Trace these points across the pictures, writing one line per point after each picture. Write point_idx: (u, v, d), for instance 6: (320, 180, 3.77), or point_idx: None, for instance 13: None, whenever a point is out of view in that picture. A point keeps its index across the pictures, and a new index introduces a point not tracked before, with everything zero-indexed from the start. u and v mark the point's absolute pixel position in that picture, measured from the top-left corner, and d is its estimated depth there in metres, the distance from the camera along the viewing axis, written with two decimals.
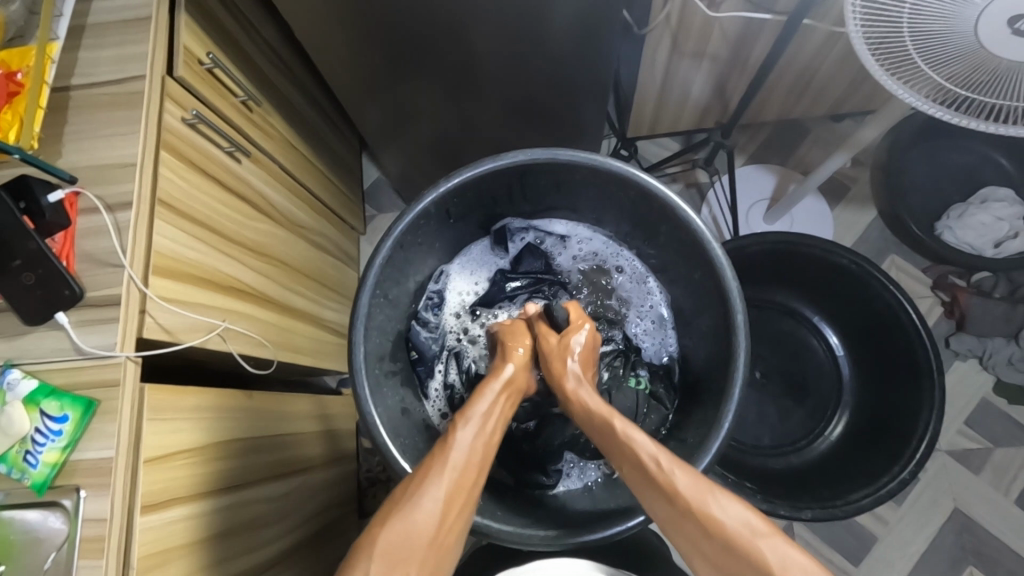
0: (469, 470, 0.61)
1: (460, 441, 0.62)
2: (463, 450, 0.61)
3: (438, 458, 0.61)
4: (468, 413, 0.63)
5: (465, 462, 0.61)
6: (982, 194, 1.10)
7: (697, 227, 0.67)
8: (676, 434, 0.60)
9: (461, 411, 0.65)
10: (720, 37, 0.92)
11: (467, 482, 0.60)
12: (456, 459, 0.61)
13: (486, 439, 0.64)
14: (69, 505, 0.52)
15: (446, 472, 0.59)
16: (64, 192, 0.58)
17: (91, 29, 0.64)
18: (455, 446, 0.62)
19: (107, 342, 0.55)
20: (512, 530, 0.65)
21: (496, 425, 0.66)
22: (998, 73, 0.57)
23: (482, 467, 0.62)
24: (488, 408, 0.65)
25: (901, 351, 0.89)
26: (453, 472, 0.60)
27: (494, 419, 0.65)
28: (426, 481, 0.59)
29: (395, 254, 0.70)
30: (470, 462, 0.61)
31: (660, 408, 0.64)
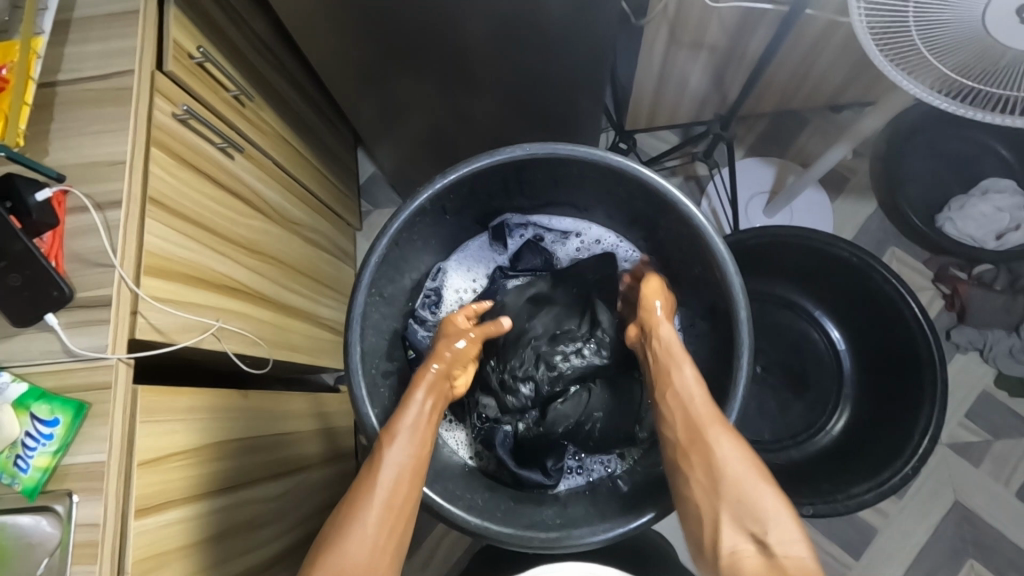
0: (399, 491, 0.62)
1: (388, 460, 0.62)
2: (392, 470, 0.62)
3: (365, 483, 0.62)
4: (393, 433, 0.62)
5: (392, 483, 0.61)
6: (982, 184, 1.09)
7: (698, 222, 0.66)
8: (732, 450, 0.61)
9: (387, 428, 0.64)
10: (719, 27, 0.91)
11: (398, 503, 0.61)
12: (382, 482, 0.61)
13: (412, 452, 0.63)
14: (61, 510, 0.51)
15: (372, 499, 0.60)
16: (51, 191, 0.56)
17: (77, 23, 0.63)
18: (381, 469, 0.62)
19: (98, 343, 0.54)
20: (512, 533, 0.64)
21: (423, 434, 0.65)
22: (1002, 62, 0.56)
23: (413, 478, 0.63)
24: (415, 419, 0.65)
25: (903, 344, 0.88)
26: (381, 497, 0.61)
27: (422, 429, 0.65)
28: (352, 516, 0.60)
29: (390, 251, 0.69)
30: (402, 479, 0.62)
31: (719, 415, 0.64)
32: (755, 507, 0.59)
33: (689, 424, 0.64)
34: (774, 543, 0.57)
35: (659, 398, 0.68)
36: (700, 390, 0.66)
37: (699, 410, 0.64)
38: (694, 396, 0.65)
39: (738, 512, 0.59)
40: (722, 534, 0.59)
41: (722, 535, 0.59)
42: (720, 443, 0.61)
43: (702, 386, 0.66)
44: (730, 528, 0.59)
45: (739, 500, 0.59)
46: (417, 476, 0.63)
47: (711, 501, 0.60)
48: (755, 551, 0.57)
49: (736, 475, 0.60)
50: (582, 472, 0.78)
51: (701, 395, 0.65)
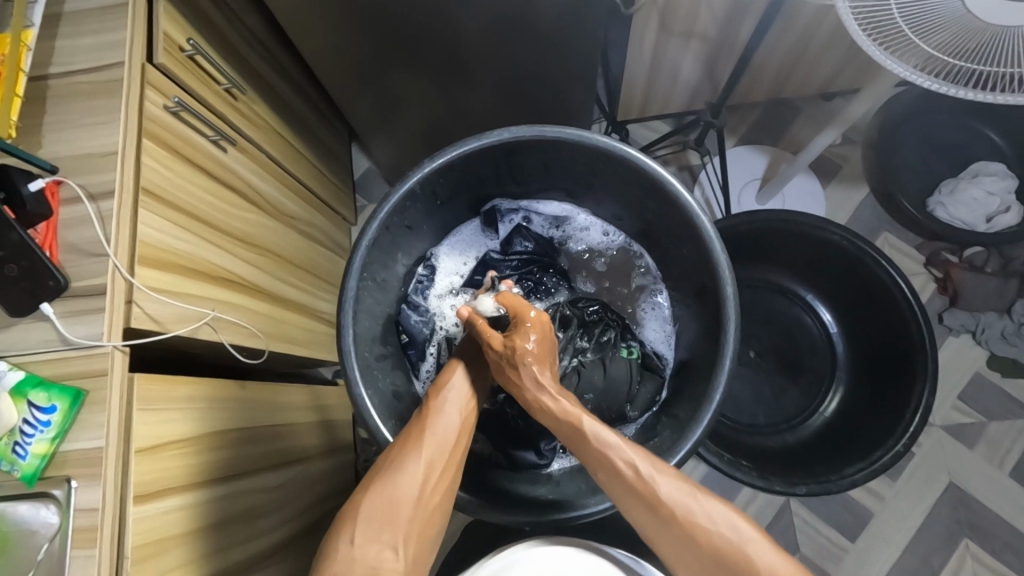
0: (449, 436, 0.64)
1: (439, 408, 0.65)
2: (442, 417, 0.64)
3: (419, 425, 0.64)
4: (441, 385, 0.66)
5: (443, 427, 0.64)
6: (973, 169, 1.10)
7: (685, 201, 0.67)
8: (710, 517, 0.56)
9: (436, 385, 0.68)
10: (709, 15, 0.91)
11: (448, 446, 0.63)
12: (435, 423, 0.64)
13: (464, 405, 0.67)
14: (60, 495, 0.52)
15: (427, 437, 0.63)
16: (45, 182, 0.57)
17: (67, 18, 0.63)
18: (433, 412, 0.65)
19: (94, 332, 0.55)
20: (506, 505, 0.66)
21: (472, 391, 0.69)
22: (985, 40, 0.57)
23: (460, 431, 0.65)
24: (462, 378, 0.68)
25: (893, 325, 0.89)
26: (433, 435, 0.63)
27: (472, 385, 0.69)
28: (409, 450, 0.62)
29: (382, 237, 0.70)
30: (452, 426, 0.65)
31: (682, 483, 0.58)
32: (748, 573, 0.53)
33: (635, 496, 0.58)
34: None
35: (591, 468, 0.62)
36: (638, 456, 0.60)
37: (661, 490, 0.58)
38: (626, 469, 0.59)
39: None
40: None
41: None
42: (680, 509, 0.56)
43: (642, 456, 0.60)
44: None
45: (725, 573, 0.54)
46: (464, 431, 0.66)
47: (699, 573, 0.56)
48: None
49: (708, 529, 0.55)
50: (574, 454, 0.78)
51: (653, 472, 0.59)
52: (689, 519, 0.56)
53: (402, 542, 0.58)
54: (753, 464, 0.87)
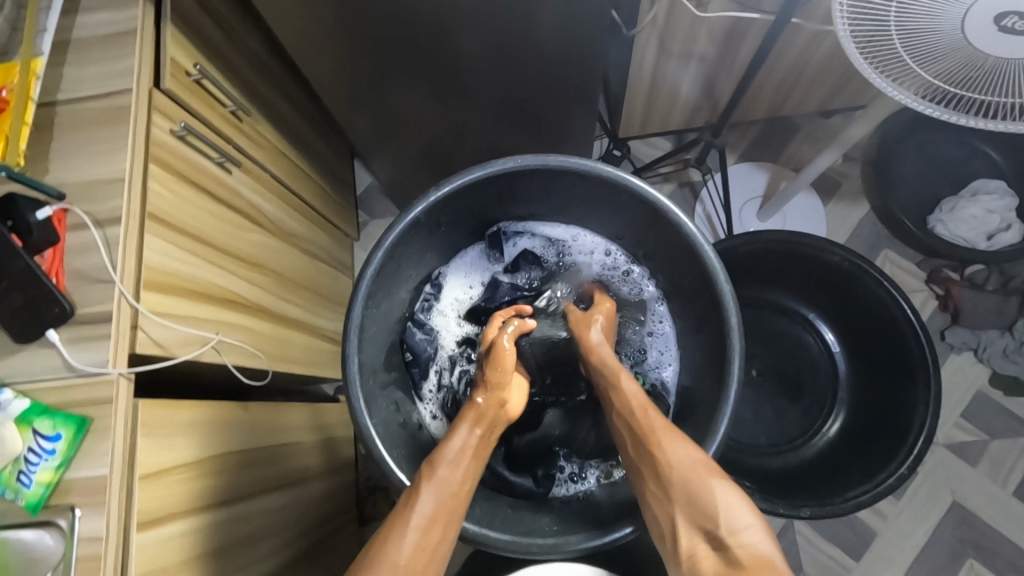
0: (434, 530, 0.59)
1: (422, 499, 0.60)
2: (427, 508, 0.60)
3: (402, 514, 0.60)
4: (431, 467, 0.61)
5: (428, 519, 0.59)
6: (972, 186, 1.10)
7: (688, 230, 0.68)
8: (684, 454, 0.61)
9: (428, 463, 0.63)
10: (708, 37, 0.92)
11: (432, 540, 0.59)
12: (418, 516, 0.59)
13: (451, 490, 0.62)
14: (64, 525, 0.52)
15: (412, 527, 0.58)
16: (52, 209, 0.57)
17: (75, 45, 0.64)
18: (418, 502, 0.60)
19: (98, 359, 0.55)
20: (512, 539, 0.65)
21: (463, 474, 0.63)
22: (985, 71, 0.57)
23: (450, 518, 0.61)
24: (456, 456, 0.64)
25: (895, 345, 0.89)
26: (416, 530, 0.58)
27: (465, 463, 0.64)
28: (391, 539, 0.58)
29: (387, 264, 0.70)
30: (439, 514, 0.60)
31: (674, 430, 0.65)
32: (706, 506, 0.57)
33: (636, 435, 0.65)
34: (730, 540, 0.54)
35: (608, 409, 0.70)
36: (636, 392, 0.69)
37: (655, 427, 0.64)
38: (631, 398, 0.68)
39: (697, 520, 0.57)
40: (680, 538, 0.58)
41: (683, 542, 0.57)
42: (662, 440, 0.63)
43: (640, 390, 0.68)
44: (686, 524, 0.58)
45: (688, 498, 0.58)
46: (453, 518, 0.61)
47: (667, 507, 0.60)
48: (712, 550, 0.55)
49: (682, 472, 0.60)
50: (581, 480, 0.77)
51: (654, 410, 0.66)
52: (680, 473, 0.60)
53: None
54: (755, 486, 0.86)
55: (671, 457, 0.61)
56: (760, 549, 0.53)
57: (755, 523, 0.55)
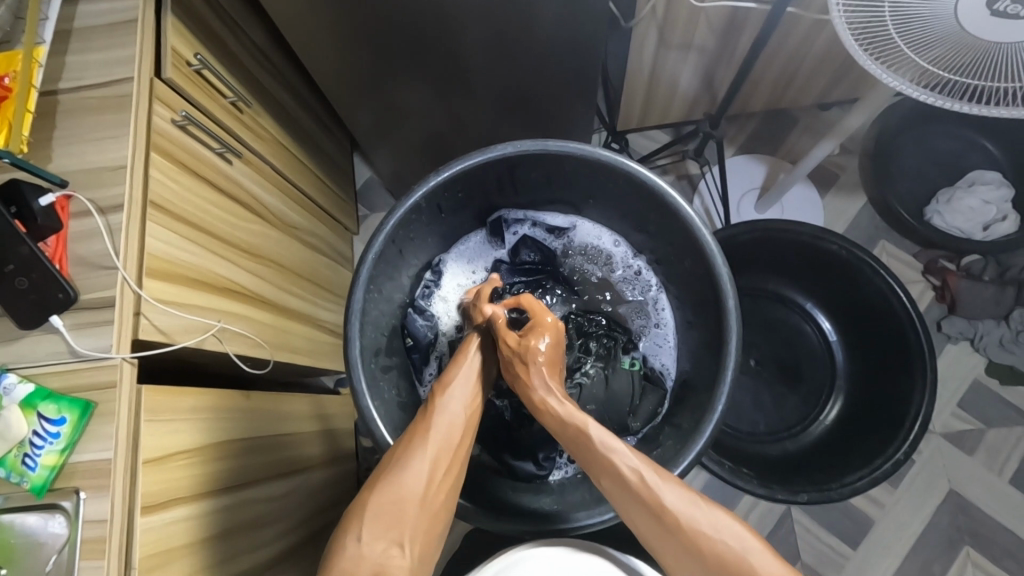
0: (452, 436, 0.65)
1: (444, 406, 0.66)
2: (447, 417, 0.65)
3: (425, 421, 0.65)
4: (447, 380, 0.67)
5: (448, 427, 0.65)
6: (969, 178, 1.11)
7: (687, 214, 0.68)
8: (677, 497, 0.58)
9: (440, 381, 0.69)
10: (707, 28, 0.93)
11: (447, 457, 0.63)
12: (439, 423, 0.65)
13: (464, 408, 0.67)
14: (68, 507, 0.52)
15: (434, 433, 0.64)
16: (55, 196, 0.57)
17: (77, 33, 0.64)
18: (439, 410, 0.66)
19: (102, 344, 0.55)
20: (511, 517, 0.67)
21: (476, 390, 0.70)
22: (978, 55, 0.58)
23: (465, 426, 0.66)
24: (467, 375, 0.70)
25: (892, 333, 0.90)
26: (438, 434, 0.64)
27: (474, 384, 0.69)
28: (414, 447, 0.63)
29: (388, 249, 0.70)
30: (455, 425, 0.66)
31: (667, 476, 0.60)
32: (716, 559, 0.55)
33: (641, 506, 0.59)
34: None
35: (595, 475, 0.63)
36: (636, 458, 0.61)
37: (647, 481, 0.60)
38: (629, 473, 0.60)
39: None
40: None
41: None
42: (660, 490, 0.59)
43: (640, 456, 0.61)
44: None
45: (695, 555, 0.56)
46: (469, 427, 0.67)
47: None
48: None
49: (687, 524, 0.57)
50: None
51: (657, 481, 0.59)
52: (699, 538, 0.56)
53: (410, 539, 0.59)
54: (754, 472, 0.87)
55: (700, 530, 0.56)
56: (769, 573, 0.53)
57: (766, 560, 0.55)
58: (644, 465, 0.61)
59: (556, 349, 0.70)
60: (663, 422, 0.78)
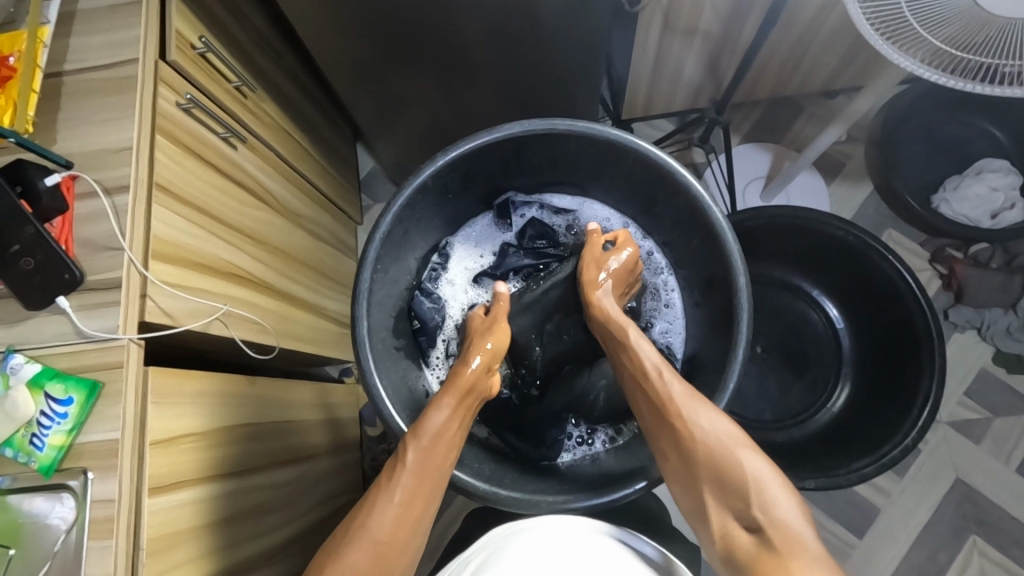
0: (411, 506, 0.62)
1: (406, 468, 0.62)
2: (410, 477, 0.62)
3: (386, 485, 0.63)
4: (416, 433, 0.63)
5: (411, 486, 0.62)
6: (977, 165, 1.10)
7: (696, 192, 0.68)
8: (713, 423, 0.62)
9: (412, 430, 0.65)
10: (713, 14, 0.92)
11: (413, 514, 0.62)
12: (398, 493, 0.62)
13: (433, 463, 0.63)
14: (77, 486, 0.52)
15: (394, 497, 0.61)
16: (60, 176, 0.57)
17: (81, 15, 0.64)
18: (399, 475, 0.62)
19: (108, 325, 0.55)
20: (521, 496, 0.67)
21: (447, 443, 0.65)
22: (991, 33, 0.57)
23: (428, 492, 0.63)
24: (441, 425, 0.65)
25: (901, 319, 0.89)
26: (395, 505, 0.61)
27: (447, 437, 0.65)
28: (375, 506, 0.61)
29: (395, 230, 0.70)
30: (420, 484, 0.62)
31: (693, 394, 0.65)
32: (731, 476, 0.59)
33: (650, 400, 0.66)
34: (764, 520, 0.56)
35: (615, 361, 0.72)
36: (656, 358, 0.68)
37: (672, 391, 0.65)
38: (649, 368, 0.67)
39: (718, 485, 0.60)
40: (711, 513, 0.60)
41: (713, 519, 0.60)
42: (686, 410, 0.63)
43: (660, 354, 0.68)
44: (717, 505, 0.60)
45: (716, 473, 0.60)
46: (435, 490, 0.63)
47: (690, 478, 0.62)
48: (745, 530, 0.57)
49: (707, 439, 0.61)
50: (589, 444, 0.80)
51: (670, 373, 0.66)
52: (718, 446, 0.61)
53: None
54: None
55: (693, 421, 0.63)
56: (790, 526, 0.55)
57: (785, 499, 0.57)
58: (660, 364, 0.68)
59: (629, 269, 0.76)
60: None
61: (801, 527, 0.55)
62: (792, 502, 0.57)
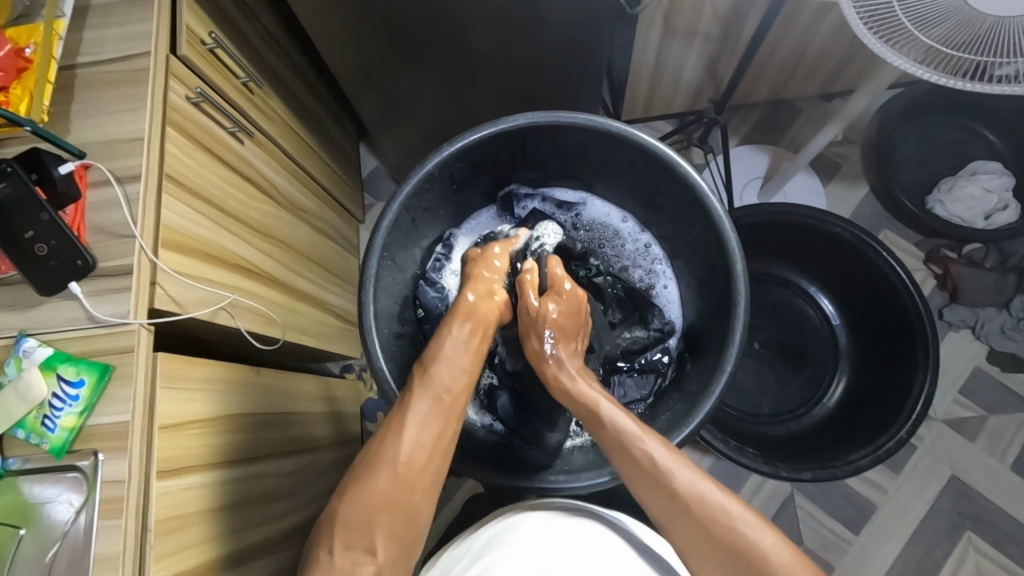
0: (422, 441, 0.63)
1: (415, 403, 0.65)
2: (420, 415, 0.64)
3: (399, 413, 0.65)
4: (427, 358, 0.66)
5: (424, 418, 0.64)
6: (971, 167, 1.12)
7: (696, 182, 0.70)
8: (705, 489, 0.59)
9: (422, 359, 0.68)
10: (712, 16, 0.94)
11: (432, 433, 0.64)
12: (415, 417, 0.64)
13: (445, 389, 0.67)
14: (86, 467, 0.53)
15: (406, 429, 0.63)
16: (74, 165, 0.59)
17: (95, 10, 0.65)
18: (413, 407, 0.65)
19: (120, 310, 0.56)
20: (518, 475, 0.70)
21: (459, 373, 0.68)
22: (983, 31, 0.59)
23: (445, 416, 0.65)
24: (447, 353, 0.68)
25: (896, 315, 0.91)
26: (414, 431, 0.63)
27: (460, 363, 0.68)
28: (388, 434, 0.63)
29: (401, 219, 0.72)
30: (435, 412, 0.65)
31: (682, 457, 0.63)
32: (764, 568, 0.54)
33: (657, 486, 0.60)
34: None
35: (607, 455, 0.66)
36: (664, 452, 0.63)
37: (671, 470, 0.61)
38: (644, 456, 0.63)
39: (746, 571, 0.55)
40: None
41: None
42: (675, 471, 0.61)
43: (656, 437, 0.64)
44: None
45: (748, 567, 0.55)
46: (448, 422, 0.65)
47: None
48: None
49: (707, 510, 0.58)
50: (591, 431, 0.82)
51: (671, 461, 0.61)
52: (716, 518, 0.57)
53: (379, 546, 0.60)
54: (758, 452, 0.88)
55: (675, 480, 0.60)
56: None
57: None
58: (666, 454, 0.63)
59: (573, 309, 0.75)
60: (670, 395, 0.79)
61: None
62: None
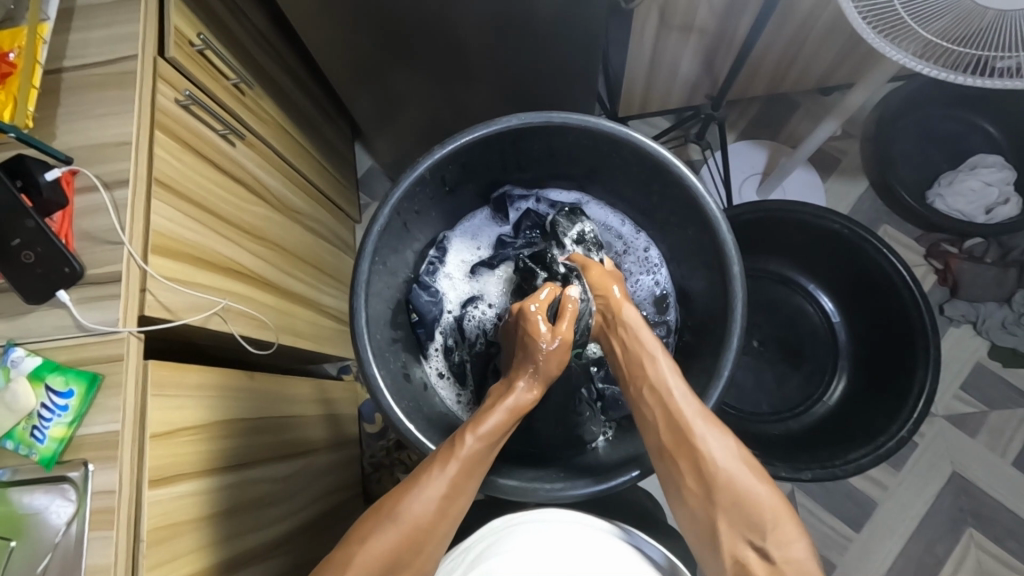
0: (448, 507, 0.62)
1: (453, 468, 0.63)
2: (454, 480, 0.62)
3: (433, 475, 0.62)
4: (480, 429, 0.64)
5: (459, 484, 0.63)
6: (971, 160, 1.11)
7: (690, 183, 0.69)
8: (718, 441, 0.62)
9: (471, 423, 0.65)
10: (708, 11, 0.93)
11: (456, 504, 0.63)
12: (444, 485, 0.62)
13: (484, 458, 0.65)
14: (77, 478, 0.53)
15: (438, 493, 0.61)
16: (60, 171, 0.58)
17: (80, 12, 0.64)
18: (451, 471, 0.62)
19: (109, 317, 0.56)
20: (517, 484, 0.69)
21: (496, 445, 0.66)
22: (984, 24, 0.58)
23: (472, 487, 0.64)
24: (496, 423, 0.66)
25: (896, 311, 0.90)
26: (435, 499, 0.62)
27: (501, 435, 0.66)
28: (418, 496, 0.61)
29: (392, 223, 0.71)
30: (468, 480, 0.63)
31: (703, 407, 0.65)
32: (754, 513, 0.59)
33: (670, 423, 0.64)
34: (778, 552, 0.57)
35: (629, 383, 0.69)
36: (680, 386, 0.66)
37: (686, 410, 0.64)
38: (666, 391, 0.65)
39: (732, 512, 0.60)
40: (721, 540, 0.60)
41: (723, 541, 0.60)
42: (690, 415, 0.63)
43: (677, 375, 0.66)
44: (729, 530, 0.60)
45: (734, 504, 0.60)
46: (474, 489, 0.64)
47: (703, 514, 0.61)
48: (759, 558, 0.58)
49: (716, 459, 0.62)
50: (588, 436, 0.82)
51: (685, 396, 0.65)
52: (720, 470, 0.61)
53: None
54: (757, 451, 0.87)
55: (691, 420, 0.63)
56: (804, 563, 0.56)
57: (797, 536, 0.58)
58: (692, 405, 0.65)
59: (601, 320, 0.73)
60: None
61: (808, 562, 0.57)
62: (804, 545, 0.58)
